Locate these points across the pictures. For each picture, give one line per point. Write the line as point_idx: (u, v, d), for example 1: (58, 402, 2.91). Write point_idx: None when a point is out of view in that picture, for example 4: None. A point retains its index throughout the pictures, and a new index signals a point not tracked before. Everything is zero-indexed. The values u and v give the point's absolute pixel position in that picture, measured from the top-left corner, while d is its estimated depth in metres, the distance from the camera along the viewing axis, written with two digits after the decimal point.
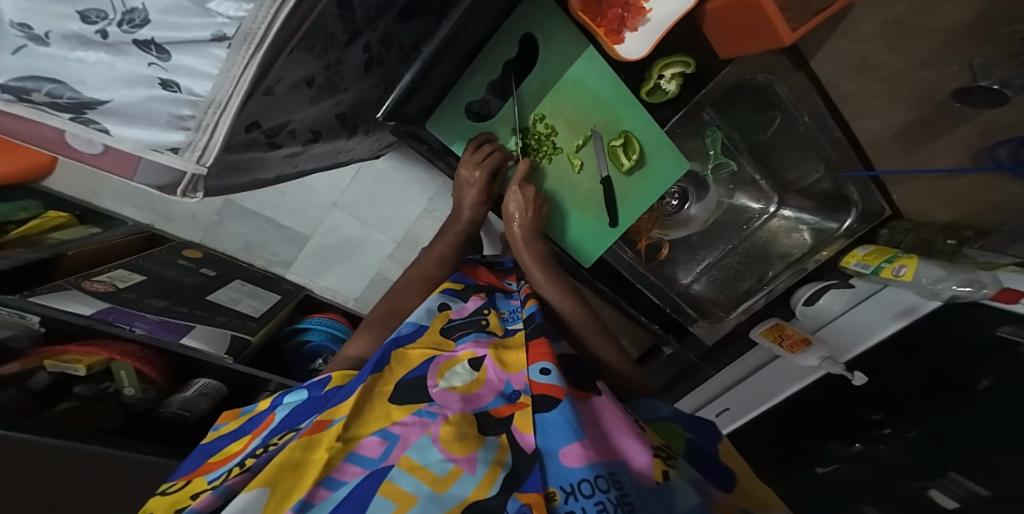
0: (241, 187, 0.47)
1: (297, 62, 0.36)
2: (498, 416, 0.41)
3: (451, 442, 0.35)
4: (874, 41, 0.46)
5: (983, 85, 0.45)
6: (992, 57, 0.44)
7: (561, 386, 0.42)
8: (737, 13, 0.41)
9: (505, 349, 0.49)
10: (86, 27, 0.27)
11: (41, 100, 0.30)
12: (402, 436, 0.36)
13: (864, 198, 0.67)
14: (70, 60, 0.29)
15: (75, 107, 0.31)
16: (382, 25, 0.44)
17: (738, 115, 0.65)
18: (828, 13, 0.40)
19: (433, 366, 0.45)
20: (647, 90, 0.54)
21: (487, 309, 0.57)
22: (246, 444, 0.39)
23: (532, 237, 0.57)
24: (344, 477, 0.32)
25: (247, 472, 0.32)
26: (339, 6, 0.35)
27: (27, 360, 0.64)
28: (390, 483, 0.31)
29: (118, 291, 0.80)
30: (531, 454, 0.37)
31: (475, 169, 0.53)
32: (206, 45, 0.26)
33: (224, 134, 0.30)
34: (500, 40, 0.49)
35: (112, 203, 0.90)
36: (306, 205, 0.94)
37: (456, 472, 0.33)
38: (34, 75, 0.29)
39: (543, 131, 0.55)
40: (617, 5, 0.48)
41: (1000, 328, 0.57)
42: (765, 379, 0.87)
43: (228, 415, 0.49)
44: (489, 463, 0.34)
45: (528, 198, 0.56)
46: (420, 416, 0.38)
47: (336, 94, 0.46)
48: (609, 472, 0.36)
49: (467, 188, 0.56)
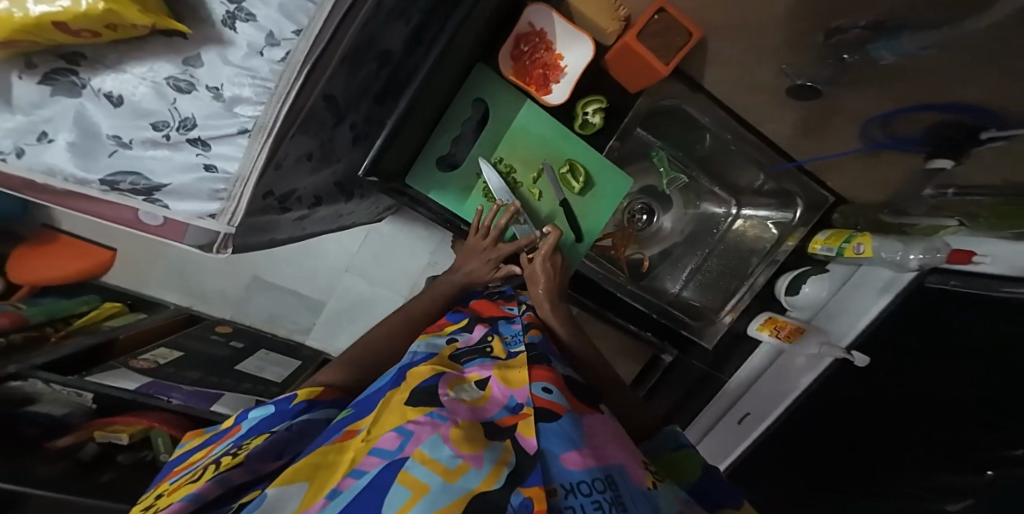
0: (261, 246, 0.59)
1: (299, 142, 0.48)
2: (501, 425, 0.39)
3: (461, 442, 0.33)
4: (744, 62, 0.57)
5: (797, 83, 0.52)
6: (800, 61, 0.50)
7: (560, 402, 0.42)
8: (625, 56, 0.54)
9: (508, 368, 0.48)
10: (157, 133, 0.41)
11: (127, 188, 0.43)
12: (415, 433, 0.34)
13: (803, 190, 0.72)
14: (146, 157, 0.42)
15: (146, 190, 0.43)
16: (362, 109, 0.57)
17: (673, 135, 0.76)
18: (689, 44, 0.50)
19: (444, 378, 0.45)
20: (579, 125, 0.66)
21: (491, 336, 0.56)
22: (209, 450, 0.36)
23: (557, 299, 0.63)
24: (364, 468, 0.30)
25: (240, 465, 0.30)
26: (326, 100, 0.47)
27: (79, 433, 0.73)
28: (405, 474, 0.29)
29: (158, 366, 0.89)
30: (533, 456, 0.34)
31: (484, 240, 0.64)
32: (233, 137, 0.41)
33: (247, 201, 0.42)
34: (456, 106, 0.64)
35: (160, 290, 1.18)
36: (321, 270, 1.16)
37: (464, 467, 0.30)
38: (123, 171, 0.42)
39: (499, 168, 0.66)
40: (540, 66, 0.61)
41: (926, 280, 0.60)
42: (772, 379, 0.87)
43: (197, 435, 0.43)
44: (495, 462, 0.32)
45: (556, 265, 0.64)
46: (432, 418, 0.36)
47: (331, 165, 0.59)
48: (606, 474, 0.34)
49: (477, 254, 0.66)
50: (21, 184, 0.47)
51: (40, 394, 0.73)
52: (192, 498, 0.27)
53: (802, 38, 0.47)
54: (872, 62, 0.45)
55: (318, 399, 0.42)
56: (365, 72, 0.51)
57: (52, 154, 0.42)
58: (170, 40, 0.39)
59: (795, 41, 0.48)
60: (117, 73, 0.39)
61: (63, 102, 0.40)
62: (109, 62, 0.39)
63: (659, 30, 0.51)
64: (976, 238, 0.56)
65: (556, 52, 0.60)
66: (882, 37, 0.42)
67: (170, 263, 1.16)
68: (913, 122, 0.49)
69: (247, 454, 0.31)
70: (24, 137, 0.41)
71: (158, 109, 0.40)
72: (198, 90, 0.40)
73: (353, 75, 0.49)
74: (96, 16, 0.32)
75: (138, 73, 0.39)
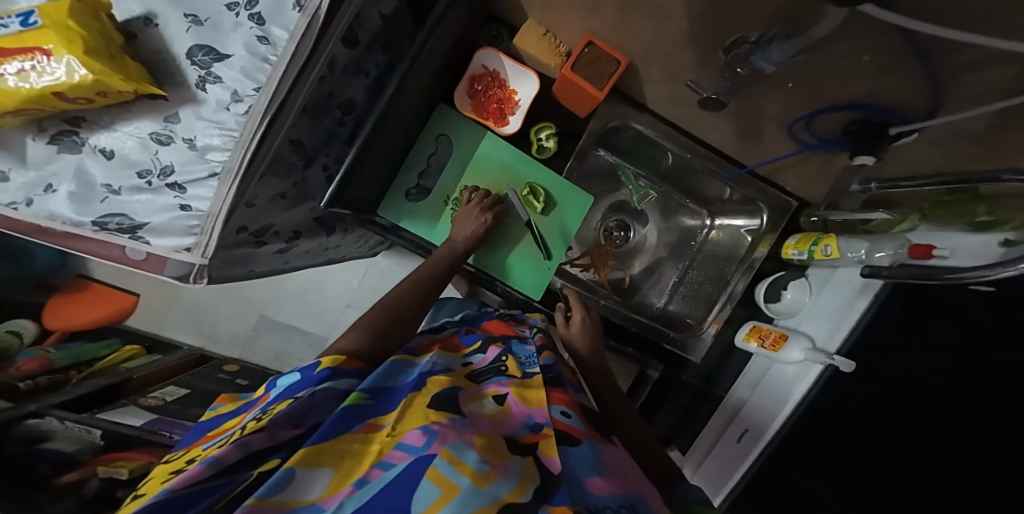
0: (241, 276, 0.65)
1: (268, 183, 0.54)
2: (524, 442, 0.37)
3: (486, 449, 0.31)
4: None
5: (703, 95, 0.54)
6: (698, 77, 0.53)
7: (579, 428, 0.41)
8: (567, 86, 0.60)
9: (526, 387, 0.47)
10: (141, 180, 0.52)
11: (114, 228, 0.53)
12: (441, 433, 0.31)
13: (761, 194, 0.73)
14: (136, 202, 0.52)
15: (130, 228, 0.52)
16: (333, 152, 0.63)
17: (633, 151, 0.79)
18: (616, 72, 0.55)
19: (461, 392, 0.43)
20: (536, 150, 0.71)
21: (506, 355, 0.56)
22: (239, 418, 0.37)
23: (595, 351, 0.65)
24: (392, 460, 0.29)
25: (263, 430, 0.29)
26: (292, 144, 0.53)
27: (84, 470, 0.71)
28: (431, 471, 0.26)
29: (165, 403, 0.93)
30: (558, 477, 0.31)
31: (473, 196, 0.69)
32: (205, 180, 0.50)
33: (215, 234, 0.50)
34: (422, 143, 0.70)
35: (173, 331, 1.28)
36: (325, 308, 1.25)
37: (492, 473, 0.28)
38: (114, 214, 0.53)
39: (465, 195, 0.70)
40: (495, 102, 0.67)
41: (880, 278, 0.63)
42: (764, 395, 0.77)
43: (224, 398, 0.47)
44: (521, 477, 0.30)
45: (593, 322, 0.68)
46: (456, 425, 0.34)
47: (307, 203, 0.65)
48: (629, 504, 0.32)
49: (472, 214, 0.66)
50: (30, 229, 0.58)
51: (54, 432, 0.76)
52: (214, 457, 0.26)
53: (706, 56, 0.49)
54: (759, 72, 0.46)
55: (341, 368, 0.41)
56: (330, 120, 0.58)
57: (53, 202, 0.54)
58: (155, 102, 0.50)
59: (703, 60, 0.50)
60: (110, 132, 0.51)
61: (66, 157, 0.53)
62: (104, 123, 0.51)
63: (589, 61, 0.56)
64: (939, 232, 0.54)
65: (508, 88, 0.66)
66: (759, 50, 0.42)
67: (185, 306, 1.27)
68: (831, 121, 0.50)
69: (270, 420, 0.30)
70: (34, 190, 0.54)
71: (143, 159, 0.52)
72: (175, 142, 0.50)
73: (317, 123, 0.55)
74: (87, 86, 0.44)
75: (128, 131, 0.51)
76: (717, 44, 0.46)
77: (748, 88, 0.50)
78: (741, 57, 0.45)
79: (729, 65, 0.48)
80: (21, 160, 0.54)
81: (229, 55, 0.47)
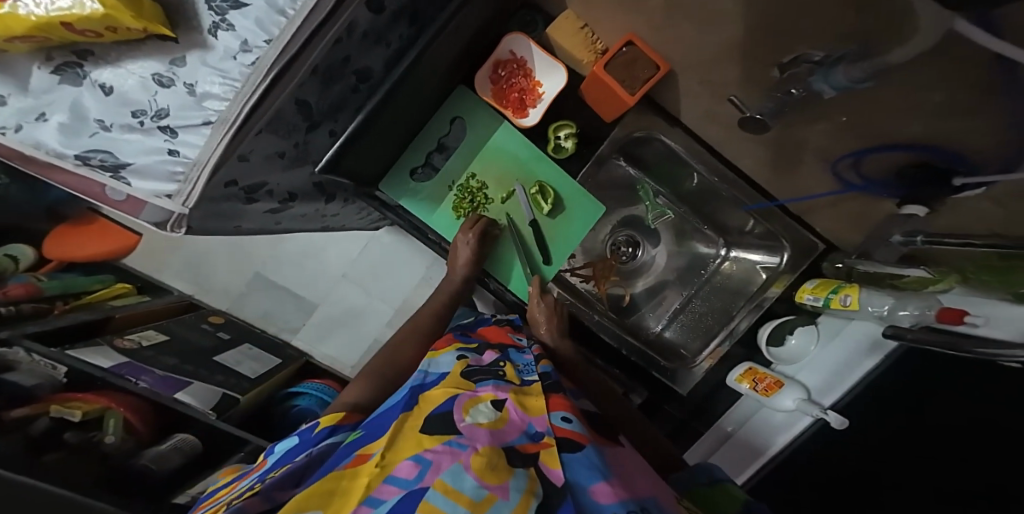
0: (217, 215, 0.62)
1: (265, 140, 0.52)
2: (523, 452, 0.37)
3: (484, 471, 0.32)
4: (704, 99, 0.54)
5: (747, 114, 0.50)
6: (744, 95, 0.49)
7: (581, 433, 0.40)
8: (597, 88, 0.56)
9: (525, 394, 0.47)
10: (133, 119, 0.49)
11: (95, 163, 0.52)
12: (434, 462, 0.33)
13: (787, 231, 0.68)
14: (123, 140, 0.51)
15: (113, 167, 0.52)
16: (341, 119, 0.60)
17: (655, 167, 0.75)
18: (653, 79, 0.51)
19: (457, 403, 0.42)
20: (552, 148, 0.67)
21: (503, 362, 0.54)
22: (237, 485, 0.40)
23: (560, 338, 0.64)
24: (382, 496, 0.30)
25: (256, 494, 0.34)
26: (297, 104, 0.50)
27: (35, 406, 0.66)
28: (427, 504, 0.28)
29: (139, 348, 0.87)
30: (562, 488, 0.33)
31: (469, 231, 0.65)
32: (199, 127, 0.48)
33: (200, 184, 0.50)
34: (435, 123, 0.67)
35: (168, 276, 1.29)
36: (322, 276, 1.23)
37: (491, 499, 0.29)
38: (96, 149, 0.51)
39: (472, 216, 0.67)
40: (517, 91, 0.62)
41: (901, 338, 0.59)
42: (752, 435, 0.80)
43: (228, 471, 0.51)
44: (522, 492, 0.31)
45: (550, 305, 0.66)
46: (450, 446, 0.35)
47: (307, 166, 0.64)
48: (641, 507, 0.32)
49: (460, 246, 0.65)
50: (18, 155, 0.57)
51: (17, 363, 0.70)
52: None
53: (757, 72, 0.44)
54: (816, 96, 0.42)
55: (341, 424, 0.45)
56: (342, 86, 0.54)
57: (44, 131, 0.51)
58: (164, 44, 0.46)
59: (752, 78, 0.45)
60: (114, 67, 0.47)
61: (66, 89, 0.49)
62: (110, 59, 0.47)
63: (625, 62, 0.52)
64: (978, 299, 0.51)
65: (534, 79, 0.60)
66: (821, 71, 0.38)
67: (185, 253, 1.28)
68: (880, 164, 0.46)
69: (265, 484, 0.35)
70: (26, 116, 0.50)
71: (140, 99, 0.48)
72: (176, 86, 0.47)
73: (328, 87, 0.52)
74: (96, 20, 0.39)
75: (131, 69, 0.47)
76: (772, 61, 0.42)
77: (797, 113, 0.46)
78: (799, 77, 0.41)
79: (782, 84, 0.43)
80: (21, 86, 0.48)
81: (246, 3, 0.41)
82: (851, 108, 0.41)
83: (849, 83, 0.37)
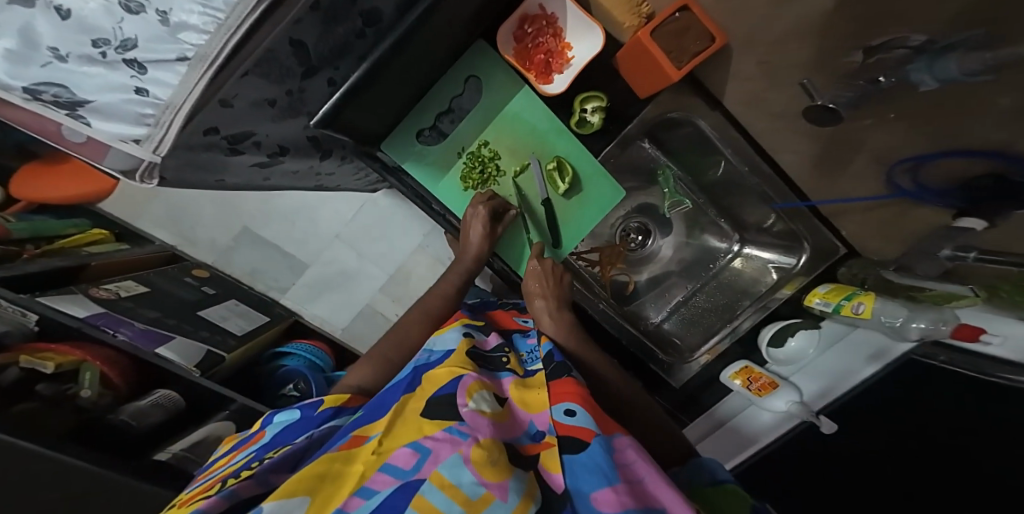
0: (190, 164, 0.56)
1: (252, 84, 0.45)
2: (523, 452, 0.36)
3: (484, 466, 0.29)
4: (756, 82, 0.48)
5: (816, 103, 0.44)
6: (809, 80, 0.43)
7: (586, 426, 0.36)
8: (635, 55, 0.49)
9: (526, 388, 0.44)
10: (95, 50, 0.40)
11: (47, 98, 0.46)
12: (433, 451, 0.31)
13: (812, 234, 0.65)
14: (81, 72, 0.43)
15: (70, 104, 0.46)
16: (343, 67, 0.53)
17: (682, 152, 0.70)
18: (707, 52, 0.44)
19: (462, 384, 0.39)
20: (576, 122, 0.61)
21: (508, 349, 0.53)
22: (233, 458, 0.38)
23: (556, 310, 0.59)
24: (375, 486, 0.28)
25: (250, 478, 0.31)
26: (291, 44, 0.43)
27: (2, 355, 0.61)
28: (421, 499, 0.26)
29: (118, 299, 0.83)
30: (562, 495, 0.32)
31: (481, 205, 0.60)
32: (172, 63, 0.40)
33: (174, 130, 0.45)
34: (447, 82, 0.59)
35: (147, 225, 1.20)
36: (312, 236, 1.17)
37: (488, 499, 0.27)
38: (46, 81, 0.44)
39: (483, 190, 0.63)
40: (542, 52, 0.54)
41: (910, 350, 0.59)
42: (751, 421, 0.80)
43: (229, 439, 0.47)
44: (521, 494, 0.28)
45: (546, 269, 0.61)
46: (450, 434, 0.32)
47: (301, 118, 0.57)
48: None
49: (473, 219, 0.60)
50: None
51: None
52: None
53: (833, 55, 0.39)
54: (908, 87, 0.36)
55: (346, 406, 0.44)
56: (346, 28, 0.47)
57: None
58: None
59: (826, 59, 0.40)
60: None
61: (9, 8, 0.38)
62: None
63: (674, 31, 0.45)
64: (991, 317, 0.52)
65: (563, 41, 0.53)
66: (923, 59, 0.33)
67: (163, 203, 1.18)
68: (944, 172, 0.42)
69: (259, 466, 0.32)
70: None
71: (102, 26, 0.38)
72: (146, 12, 0.36)
73: (330, 28, 0.44)
74: None
75: None
76: (857, 43, 0.36)
77: (864, 108, 0.41)
78: (888, 63, 0.36)
79: (865, 71, 0.38)
80: None
81: None
82: (936, 108, 0.36)
83: (958, 75, 0.31)
